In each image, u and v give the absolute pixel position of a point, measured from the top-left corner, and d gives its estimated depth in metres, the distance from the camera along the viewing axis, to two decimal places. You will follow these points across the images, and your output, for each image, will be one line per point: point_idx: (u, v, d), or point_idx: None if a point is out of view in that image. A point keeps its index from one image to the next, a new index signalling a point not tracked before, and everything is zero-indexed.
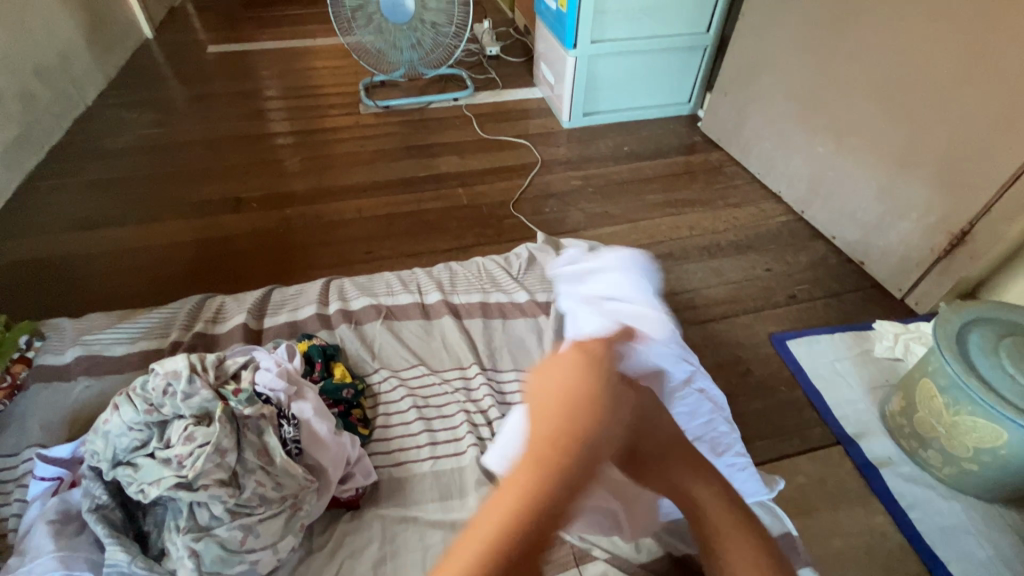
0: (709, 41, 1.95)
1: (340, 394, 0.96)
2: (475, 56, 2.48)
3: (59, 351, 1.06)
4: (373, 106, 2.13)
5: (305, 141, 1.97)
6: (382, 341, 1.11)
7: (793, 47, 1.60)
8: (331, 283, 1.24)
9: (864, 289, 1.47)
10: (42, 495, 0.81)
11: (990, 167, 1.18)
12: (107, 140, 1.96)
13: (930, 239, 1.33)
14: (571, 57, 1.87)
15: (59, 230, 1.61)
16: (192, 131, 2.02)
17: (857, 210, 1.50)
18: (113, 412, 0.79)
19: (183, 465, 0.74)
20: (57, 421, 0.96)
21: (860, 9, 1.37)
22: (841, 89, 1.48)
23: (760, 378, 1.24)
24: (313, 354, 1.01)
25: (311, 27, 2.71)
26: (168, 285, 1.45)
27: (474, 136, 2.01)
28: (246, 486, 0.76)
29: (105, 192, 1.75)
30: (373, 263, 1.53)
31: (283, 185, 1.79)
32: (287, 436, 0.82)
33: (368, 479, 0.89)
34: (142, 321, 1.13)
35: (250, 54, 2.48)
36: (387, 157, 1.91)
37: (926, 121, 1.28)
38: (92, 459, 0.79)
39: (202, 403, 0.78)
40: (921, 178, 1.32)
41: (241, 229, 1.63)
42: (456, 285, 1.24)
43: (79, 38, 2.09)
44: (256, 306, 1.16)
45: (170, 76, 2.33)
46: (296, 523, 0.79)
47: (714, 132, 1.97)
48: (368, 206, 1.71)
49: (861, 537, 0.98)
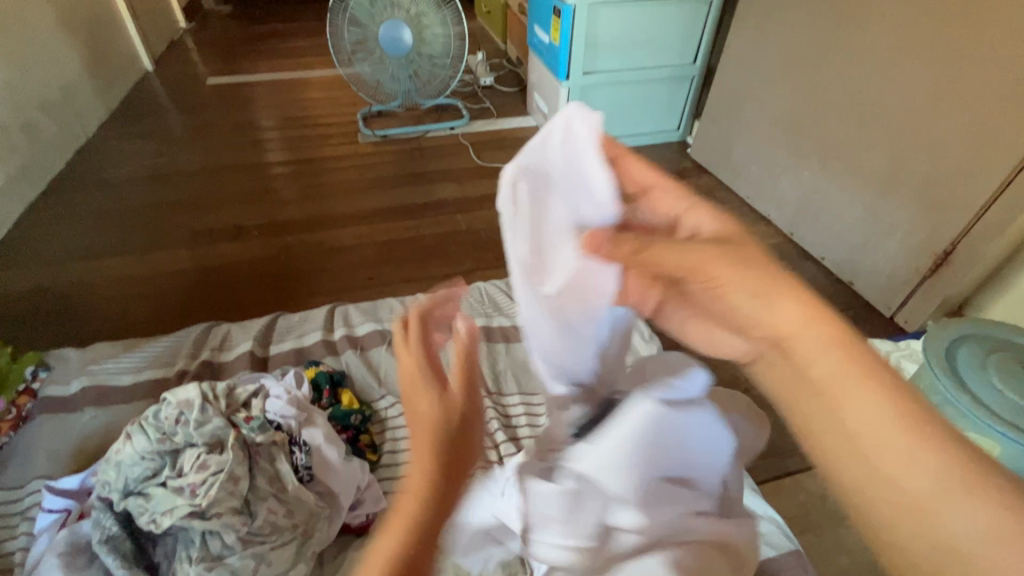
0: (696, 71, 2.03)
1: (348, 420, 0.98)
2: (470, 86, 2.56)
3: (64, 382, 1.07)
4: (371, 135, 2.18)
5: (303, 170, 2.01)
6: (387, 367, 1.12)
7: (776, 77, 1.68)
8: (335, 309, 1.26)
9: (855, 307, 1.52)
10: (51, 527, 0.82)
11: (967, 191, 1.24)
12: (108, 170, 1.99)
13: (915, 260, 1.38)
14: (565, 88, 1.94)
15: (60, 260, 1.61)
16: (194, 161, 2.05)
17: (845, 232, 1.55)
18: (126, 442, 0.80)
19: (196, 493, 0.75)
20: (64, 452, 0.97)
21: (842, 41, 1.45)
22: (825, 116, 1.55)
23: (759, 398, 1.26)
24: (321, 381, 1.02)
25: (310, 59, 2.78)
26: (169, 312, 1.46)
27: (472, 163, 2.06)
28: (257, 514, 0.78)
29: (106, 221, 1.76)
30: (374, 289, 1.55)
31: (282, 213, 1.82)
32: (298, 463, 0.84)
33: (378, 506, 0.89)
34: (147, 349, 1.14)
35: (249, 85, 2.53)
36: (385, 185, 1.95)
37: (904, 149, 1.35)
38: (103, 490, 0.79)
39: (215, 431, 0.80)
40: (903, 202, 1.38)
41: (242, 256, 1.65)
42: (459, 309, 1.27)
43: (82, 73, 2.14)
44: (261, 333, 1.17)
45: (170, 107, 2.38)
46: (308, 551, 0.80)
47: (704, 158, 2.04)
48: (368, 233, 1.74)
49: (863, 553, 1.00)
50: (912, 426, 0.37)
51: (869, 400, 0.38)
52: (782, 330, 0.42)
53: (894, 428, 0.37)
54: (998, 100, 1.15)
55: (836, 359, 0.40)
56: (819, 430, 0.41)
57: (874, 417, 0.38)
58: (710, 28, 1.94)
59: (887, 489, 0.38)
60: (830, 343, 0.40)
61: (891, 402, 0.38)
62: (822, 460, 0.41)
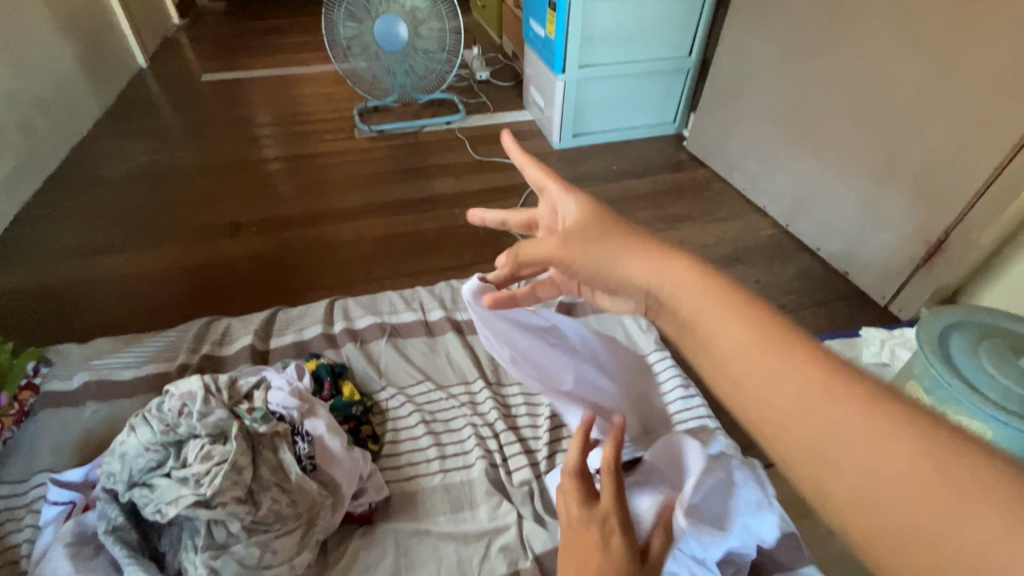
0: (691, 64, 2.03)
1: (350, 410, 0.99)
2: (466, 81, 2.56)
3: (66, 377, 1.07)
4: (368, 130, 2.18)
5: (300, 166, 2.01)
6: (388, 359, 1.13)
7: (771, 69, 1.68)
8: (334, 303, 1.26)
9: (850, 297, 1.53)
10: (56, 519, 0.83)
11: (960, 180, 1.25)
12: (104, 168, 1.98)
13: (908, 249, 1.40)
14: (560, 81, 1.94)
15: (58, 258, 1.61)
16: (190, 157, 2.05)
17: (840, 223, 1.57)
18: (129, 434, 0.81)
19: (201, 483, 0.76)
20: (67, 445, 0.97)
21: (834, 33, 1.46)
22: (820, 108, 1.55)
23: None
24: (322, 373, 1.03)
25: (305, 55, 2.78)
26: (169, 309, 1.47)
27: (469, 158, 2.06)
28: (262, 503, 0.79)
29: (104, 218, 1.76)
30: (373, 283, 1.56)
31: (280, 209, 1.82)
32: (301, 452, 0.85)
33: (381, 494, 0.91)
34: (148, 344, 1.14)
35: (244, 81, 2.53)
36: (383, 180, 1.95)
37: (897, 138, 1.36)
38: (107, 481, 0.80)
39: (218, 422, 0.80)
40: (897, 191, 1.39)
41: (240, 252, 1.65)
42: (457, 302, 1.27)
43: (77, 70, 2.13)
44: (262, 327, 1.18)
45: (165, 104, 2.37)
46: (311, 539, 0.82)
47: (699, 150, 2.05)
48: (366, 228, 1.75)
49: None
50: (860, 411, 0.33)
51: (817, 397, 0.34)
52: (673, 300, 0.42)
53: (874, 445, 0.32)
54: (990, 90, 1.16)
55: (756, 351, 0.37)
56: (791, 456, 0.36)
57: (834, 417, 0.33)
58: (704, 21, 1.95)
59: (892, 521, 0.31)
60: (776, 346, 0.37)
61: (881, 422, 0.32)
62: (838, 525, 0.34)
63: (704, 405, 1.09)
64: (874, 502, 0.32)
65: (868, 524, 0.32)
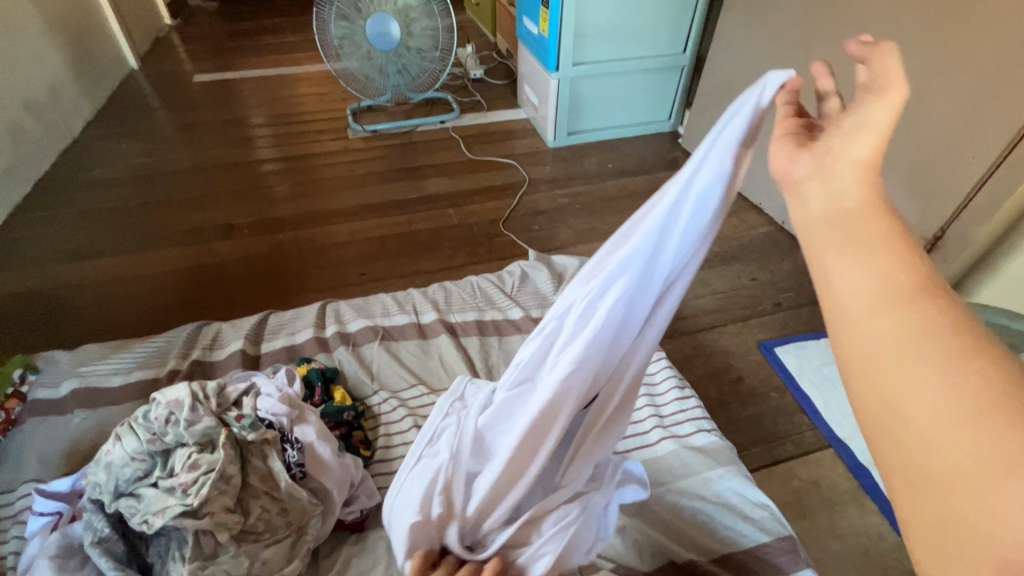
0: (686, 61, 2.02)
1: (341, 416, 0.97)
2: (460, 80, 2.54)
3: (53, 384, 1.06)
4: (361, 130, 2.16)
5: (294, 167, 1.99)
6: (380, 362, 1.12)
7: (765, 65, 1.67)
8: (326, 306, 1.25)
9: None
10: (42, 530, 0.81)
11: (957, 175, 1.24)
12: (95, 170, 1.96)
13: None
14: (554, 80, 1.93)
15: (47, 262, 1.60)
16: (182, 159, 2.03)
17: None
18: (115, 443, 0.80)
19: (188, 493, 0.75)
20: (56, 454, 0.96)
21: (829, 29, 1.45)
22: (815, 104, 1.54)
23: (752, 386, 1.27)
24: (313, 378, 1.03)
25: (298, 55, 2.75)
26: (160, 313, 1.45)
27: (463, 157, 2.05)
28: (251, 511, 0.79)
29: (94, 222, 1.74)
30: (366, 286, 1.54)
31: (273, 210, 1.80)
32: (292, 460, 0.83)
33: (373, 501, 0.90)
34: (138, 350, 1.13)
35: (237, 82, 2.51)
36: (376, 180, 1.93)
37: (892, 136, 1.36)
38: (93, 492, 0.79)
39: (206, 430, 0.80)
40: (894, 188, 1.38)
41: (232, 255, 1.64)
42: (451, 304, 1.26)
43: (67, 72, 2.11)
44: (253, 332, 1.17)
45: (157, 105, 2.35)
46: (302, 548, 0.81)
47: (695, 147, 2.04)
48: (360, 229, 1.73)
49: (855, 538, 1.01)
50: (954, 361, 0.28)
51: (885, 324, 0.31)
52: (839, 169, 0.38)
53: (948, 398, 0.28)
54: (986, 84, 1.14)
55: (877, 279, 0.33)
56: (862, 395, 0.32)
57: (921, 372, 0.29)
58: (698, 17, 1.93)
59: (937, 467, 0.27)
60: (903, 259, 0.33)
61: (971, 376, 0.28)
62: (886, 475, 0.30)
63: (699, 405, 1.08)
64: (928, 451, 0.28)
65: (912, 460, 0.29)
